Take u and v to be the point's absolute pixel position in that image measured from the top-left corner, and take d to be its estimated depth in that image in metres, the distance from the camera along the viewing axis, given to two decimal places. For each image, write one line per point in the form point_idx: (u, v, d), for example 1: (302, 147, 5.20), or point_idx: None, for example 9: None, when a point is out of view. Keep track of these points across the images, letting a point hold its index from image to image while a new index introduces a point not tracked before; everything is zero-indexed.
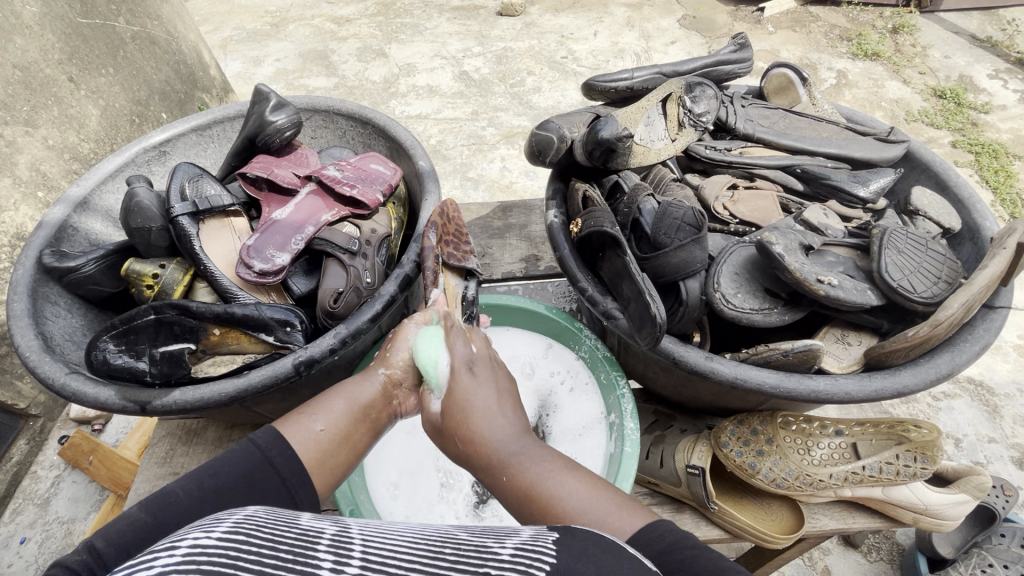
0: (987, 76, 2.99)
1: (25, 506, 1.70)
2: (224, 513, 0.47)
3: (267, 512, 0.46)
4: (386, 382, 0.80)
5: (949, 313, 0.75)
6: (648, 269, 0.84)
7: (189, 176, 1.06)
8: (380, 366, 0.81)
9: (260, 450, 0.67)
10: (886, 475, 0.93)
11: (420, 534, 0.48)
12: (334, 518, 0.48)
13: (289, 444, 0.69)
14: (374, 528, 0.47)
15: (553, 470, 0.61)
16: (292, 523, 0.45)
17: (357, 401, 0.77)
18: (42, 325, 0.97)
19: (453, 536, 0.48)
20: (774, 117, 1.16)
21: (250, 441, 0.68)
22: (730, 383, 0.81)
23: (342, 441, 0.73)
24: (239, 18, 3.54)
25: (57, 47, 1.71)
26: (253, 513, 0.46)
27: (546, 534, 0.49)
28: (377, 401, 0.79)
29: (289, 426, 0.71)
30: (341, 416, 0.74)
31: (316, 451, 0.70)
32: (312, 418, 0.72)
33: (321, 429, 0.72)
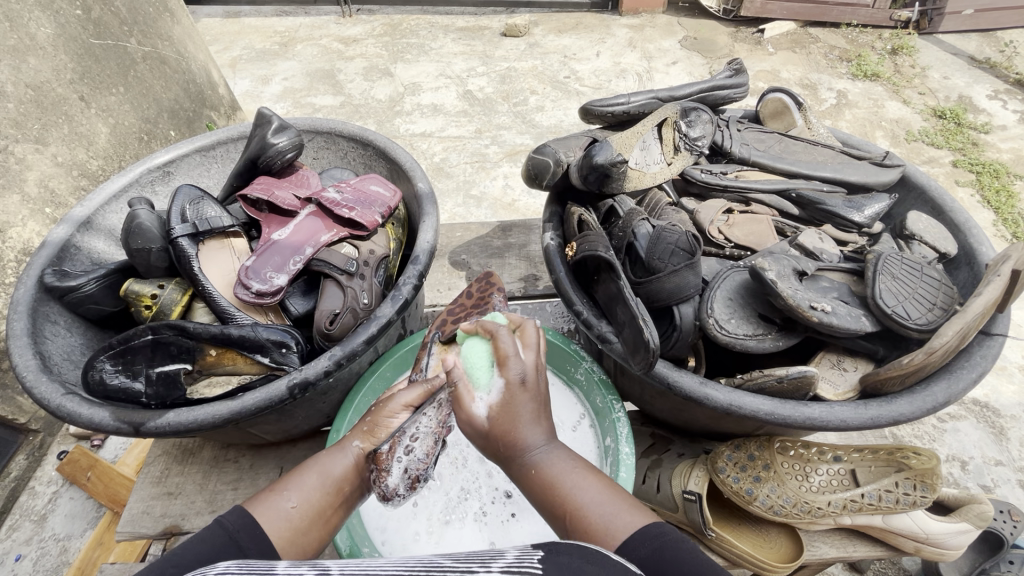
0: (987, 96, 3.01)
1: (21, 522, 1.70)
2: (198, 572, 0.48)
3: (240, 568, 0.48)
4: (361, 455, 0.76)
5: (944, 341, 0.74)
6: (643, 294, 0.84)
7: (190, 198, 1.07)
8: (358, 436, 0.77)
9: (225, 528, 0.62)
10: (885, 503, 0.91)
11: (402, 566, 0.49)
12: (311, 564, 0.49)
13: (261, 524, 0.65)
14: (354, 567, 0.48)
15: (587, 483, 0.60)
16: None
17: (330, 477, 0.73)
18: (41, 344, 0.98)
19: (435, 565, 0.47)
20: (770, 141, 1.18)
21: (217, 522, 0.63)
22: (723, 410, 0.81)
23: (314, 518, 0.69)
24: (249, 38, 3.62)
25: (69, 66, 1.75)
26: (226, 568, 0.48)
27: (531, 553, 0.47)
28: (351, 473, 0.75)
29: (259, 502, 0.68)
30: (316, 493, 0.71)
31: (289, 532, 0.67)
32: (283, 496, 0.69)
33: (294, 505, 0.69)
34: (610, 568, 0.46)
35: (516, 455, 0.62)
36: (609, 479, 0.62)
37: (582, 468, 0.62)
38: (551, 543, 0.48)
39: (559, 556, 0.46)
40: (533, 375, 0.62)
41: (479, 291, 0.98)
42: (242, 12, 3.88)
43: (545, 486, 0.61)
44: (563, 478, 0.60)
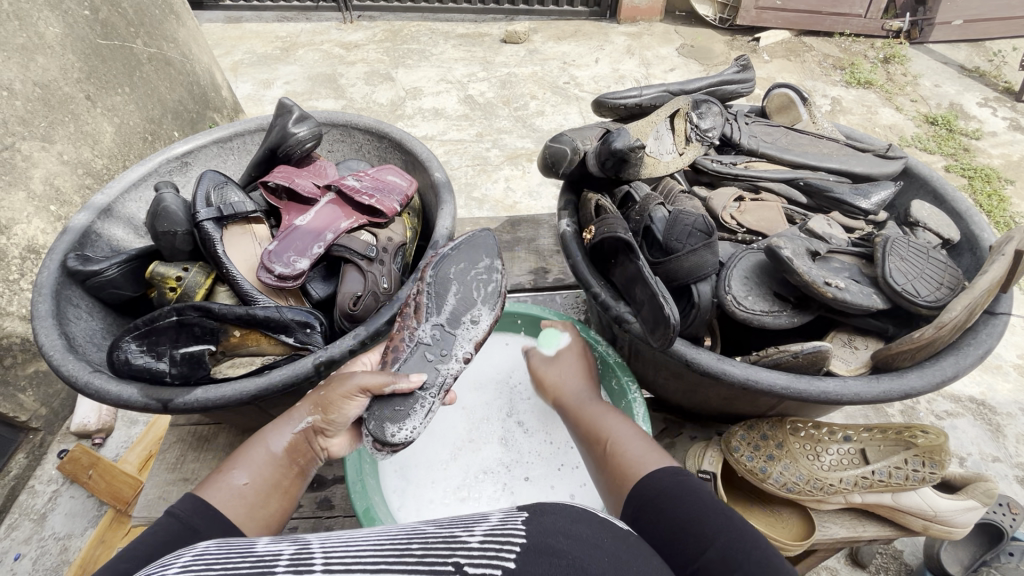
0: (977, 104, 3.09)
1: (21, 521, 1.69)
2: (175, 553, 0.47)
3: (219, 546, 0.47)
4: (312, 427, 0.81)
5: (953, 316, 0.77)
6: (661, 273, 0.87)
7: (214, 183, 1.09)
8: (306, 408, 0.81)
9: (179, 516, 0.62)
10: (895, 479, 0.94)
11: (387, 535, 0.48)
12: (290, 538, 0.47)
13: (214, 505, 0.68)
14: (336, 539, 0.47)
15: (629, 440, 0.76)
16: (247, 553, 0.45)
17: (277, 452, 0.78)
18: (65, 326, 0.99)
19: (421, 531, 0.48)
20: (776, 134, 1.21)
21: (170, 511, 0.63)
22: (741, 384, 0.83)
23: (270, 490, 0.74)
24: (250, 42, 3.65)
25: (76, 65, 1.76)
26: (204, 549, 0.47)
27: (516, 515, 0.49)
28: (300, 442, 0.80)
29: (211, 489, 0.71)
30: (267, 469, 0.76)
31: (245, 507, 0.71)
32: (232, 475, 0.73)
33: (246, 481, 0.73)
34: (596, 529, 0.47)
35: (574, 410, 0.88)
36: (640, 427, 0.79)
37: (621, 420, 0.81)
38: (537, 509, 0.49)
39: (544, 518, 0.48)
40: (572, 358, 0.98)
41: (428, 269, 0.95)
42: (243, 19, 3.91)
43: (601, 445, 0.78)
44: (604, 420, 0.82)
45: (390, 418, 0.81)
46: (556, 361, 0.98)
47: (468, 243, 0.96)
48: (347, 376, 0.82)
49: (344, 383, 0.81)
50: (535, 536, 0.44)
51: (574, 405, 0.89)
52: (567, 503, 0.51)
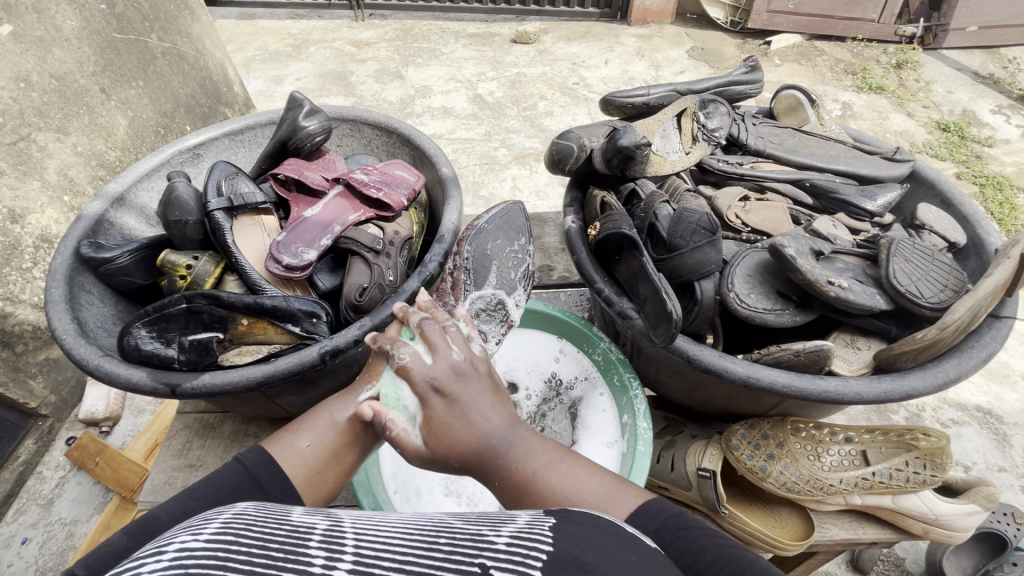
0: (990, 111, 3.06)
1: (29, 506, 1.72)
2: (214, 512, 0.49)
3: (258, 508, 0.49)
4: (376, 398, 0.76)
5: (956, 317, 0.77)
6: (664, 270, 0.87)
7: (225, 173, 1.11)
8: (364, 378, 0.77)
9: (245, 468, 0.68)
10: (895, 481, 0.94)
11: (412, 524, 0.49)
12: (325, 513, 0.50)
13: (276, 462, 0.70)
14: (368, 521, 0.48)
15: (548, 460, 0.62)
16: (283, 520, 0.46)
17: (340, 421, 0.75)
18: (77, 311, 1.01)
19: (446, 525, 0.49)
20: (783, 135, 1.22)
21: (239, 460, 0.69)
22: (742, 382, 0.84)
23: (327, 460, 0.73)
24: (262, 39, 3.68)
25: (92, 58, 1.79)
26: (243, 510, 0.48)
27: (542, 520, 0.50)
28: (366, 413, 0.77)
29: (277, 446, 0.72)
30: (329, 436, 0.74)
31: (303, 470, 0.71)
32: (298, 437, 0.74)
33: (306, 446, 0.73)
34: (620, 537, 0.48)
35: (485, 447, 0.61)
36: (586, 459, 0.63)
37: (557, 455, 0.63)
38: (564, 514, 0.50)
39: (567, 526, 0.48)
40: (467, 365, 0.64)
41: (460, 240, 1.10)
42: (256, 15, 3.94)
43: (519, 478, 0.60)
44: (529, 464, 0.61)
45: None
46: (458, 376, 0.63)
47: (503, 218, 1.13)
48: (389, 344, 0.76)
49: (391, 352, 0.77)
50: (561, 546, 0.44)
51: (498, 447, 0.61)
52: (592, 511, 0.51)
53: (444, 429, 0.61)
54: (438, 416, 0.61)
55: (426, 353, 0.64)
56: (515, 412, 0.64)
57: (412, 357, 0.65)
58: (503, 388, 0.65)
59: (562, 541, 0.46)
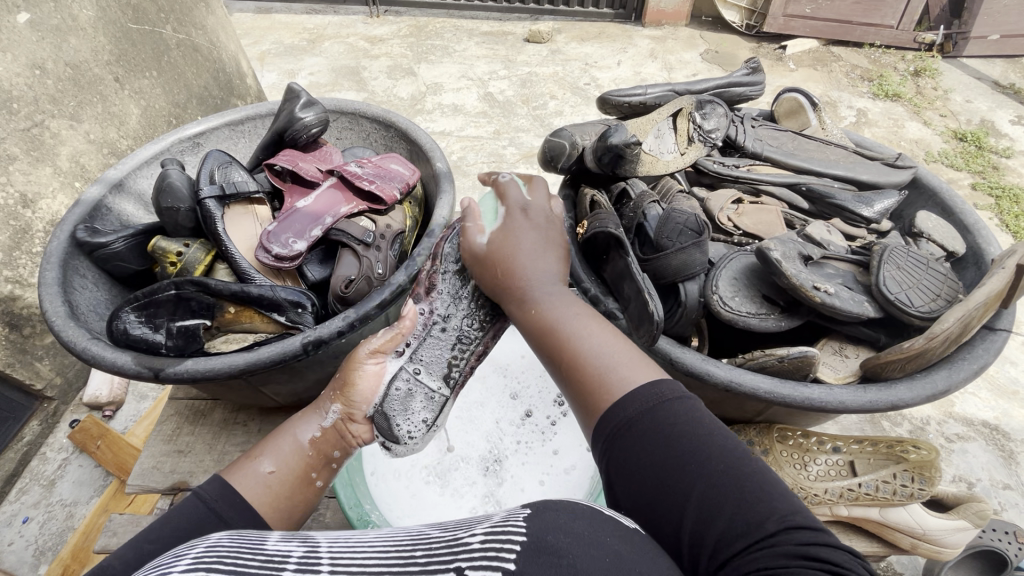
0: (1009, 121, 2.99)
1: (31, 486, 1.75)
2: (188, 544, 0.48)
3: (232, 539, 0.48)
4: (339, 420, 0.80)
5: (945, 327, 0.75)
6: (649, 270, 0.86)
7: (219, 162, 1.12)
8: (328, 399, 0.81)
9: (204, 500, 0.65)
10: (882, 493, 0.92)
11: (392, 540, 0.48)
12: (300, 536, 0.50)
13: (236, 489, 0.68)
14: (343, 542, 0.48)
15: (575, 313, 0.66)
16: (258, 549, 0.45)
17: (303, 446, 0.78)
18: (70, 294, 1.02)
19: (425, 536, 0.48)
20: (783, 139, 1.20)
21: (194, 494, 0.66)
22: (724, 386, 0.83)
23: (293, 482, 0.74)
24: (278, 33, 3.72)
25: (107, 48, 1.81)
26: (214, 543, 0.47)
27: (517, 513, 0.48)
28: (327, 437, 0.80)
29: (237, 473, 0.71)
30: (292, 458, 0.76)
31: (268, 496, 0.71)
32: (259, 462, 0.73)
33: (270, 469, 0.73)
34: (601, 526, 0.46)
35: (527, 286, 0.70)
36: (618, 329, 0.64)
37: (587, 310, 0.66)
38: (542, 504, 0.48)
39: (545, 514, 0.46)
40: (533, 211, 0.77)
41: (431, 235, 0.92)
42: (273, 9, 3.98)
43: (544, 324, 0.66)
44: (562, 318, 0.65)
45: (399, 414, 0.83)
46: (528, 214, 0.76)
47: None
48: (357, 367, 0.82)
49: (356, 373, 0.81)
50: (535, 535, 0.43)
51: (537, 292, 0.69)
52: (568, 500, 0.49)
53: (495, 261, 0.73)
54: (501, 245, 0.73)
55: (526, 190, 0.79)
56: (564, 277, 0.72)
57: (511, 188, 0.79)
58: (561, 248, 0.75)
59: (540, 533, 0.44)
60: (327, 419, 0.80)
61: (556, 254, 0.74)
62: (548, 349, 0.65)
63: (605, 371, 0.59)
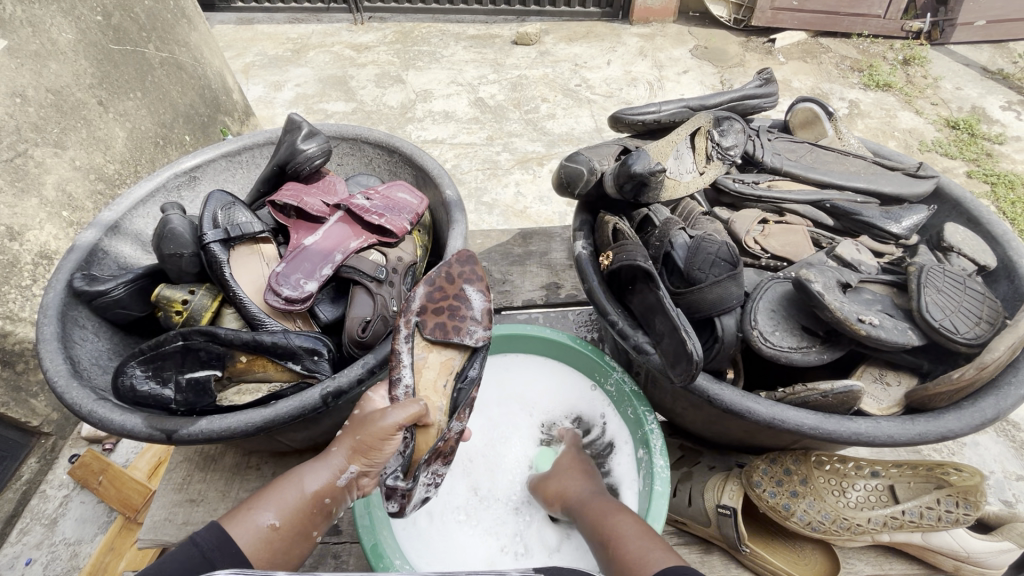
0: (1000, 107, 2.99)
1: (32, 526, 1.67)
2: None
3: None
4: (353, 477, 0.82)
5: (995, 356, 0.73)
6: (682, 305, 0.83)
7: (221, 204, 1.08)
8: (345, 456, 0.82)
9: (200, 549, 0.70)
10: (927, 520, 0.89)
11: None
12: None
13: (234, 540, 0.73)
14: None
15: (622, 522, 0.83)
16: None
17: (308, 493, 0.80)
18: (70, 349, 0.97)
19: None
20: (801, 151, 1.17)
21: (191, 540, 0.71)
22: (766, 423, 0.79)
23: (292, 533, 0.77)
24: (262, 44, 3.64)
25: (89, 71, 1.74)
26: None
27: None
28: (325, 489, 0.81)
29: (236, 522, 0.75)
30: (293, 508, 0.78)
31: (263, 548, 0.74)
32: (260, 513, 0.76)
33: (272, 522, 0.76)
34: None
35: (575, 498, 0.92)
36: (647, 527, 0.81)
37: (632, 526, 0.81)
38: None
39: None
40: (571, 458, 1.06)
41: (446, 279, 1.00)
42: (255, 19, 3.90)
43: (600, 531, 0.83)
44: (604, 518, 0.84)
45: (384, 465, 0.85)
46: (571, 459, 1.02)
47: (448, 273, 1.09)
48: (378, 419, 0.82)
49: (369, 431, 0.81)
50: None
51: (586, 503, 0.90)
52: None
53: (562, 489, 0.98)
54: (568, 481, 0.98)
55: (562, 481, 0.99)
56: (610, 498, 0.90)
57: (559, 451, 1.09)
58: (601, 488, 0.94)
59: None
60: (342, 479, 0.82)
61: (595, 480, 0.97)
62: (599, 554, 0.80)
63: (634, 557, 0.74)
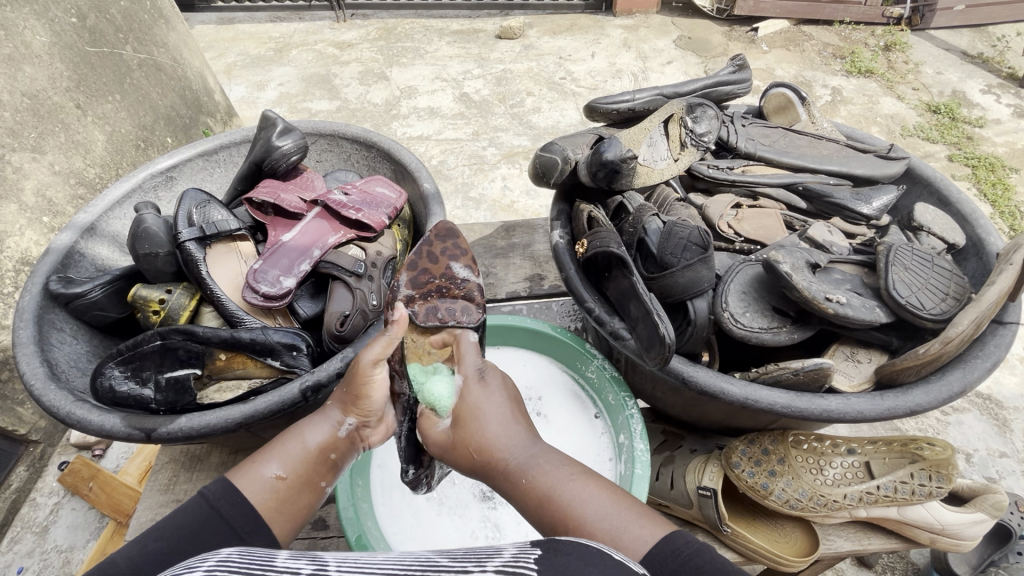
0: (980, 91, 3.03)
1: (23, 535, 1.66)
2: (200, 557, 0.46)
3: (242, 555, 0.46)
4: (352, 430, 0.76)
5: (960, 330, 0.74)
6: (656, 289, 0.84)
7: (196, 202, 1.07)
8: (341, 409, 0.76)
9: (207, 501, 0.65)
10: (901, 494, 0.91)
11: (401, 564, 0.47)
12: (311, 556, 0.47)
13: (241, 491, 0.66)
14: (354, 562, 0.47)
15: (569, 474, 0.64)
16: (267, 565, 0.45)
17: (311, 446, 0.73)
18: (48, 352, 0.96)
19: (434, 563, 0.47)
20: (775, 136, 1.17)
21: (199, 495, 0.65)
22: (740, 404, 0.81)
23: (300, 486, 0.70)
24: (244, 44, 3.61)
25: (65, 74, 1.72)
26: (227, 557, 0.45)
27: (528, 551, 0.46)
28: (330, 440, 0.75)
29: (243, 474, 0.68)
30: (297, 461, 0.72)
31: (274, 500, 0.68)
32: (264, 464, 0.70)
33: (277, 474, 0.69)
34: (607, 569, 0.44)
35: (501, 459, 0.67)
36: (614, 486, 0.63)
37: (577, 473, 0.64)
38: (551, 544, 0.47)
39: (557, 558, 0.45)
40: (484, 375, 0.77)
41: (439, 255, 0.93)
42: (236, 20, 3.86)
43: (537, 492, 0.63)
44: (552, 477, 0.63)
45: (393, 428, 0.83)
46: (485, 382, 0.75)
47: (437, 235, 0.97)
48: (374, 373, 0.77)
49: (369, 389, 0.76)
50: None
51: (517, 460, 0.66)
52: (582, 541, 0.48)
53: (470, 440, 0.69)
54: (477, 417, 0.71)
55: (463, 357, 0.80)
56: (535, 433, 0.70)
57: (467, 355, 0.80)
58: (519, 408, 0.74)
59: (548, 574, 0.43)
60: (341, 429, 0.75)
61: (524, 423, 0.71)
62: (543, 521, 0.62)
63: (616, 536, 0.57)
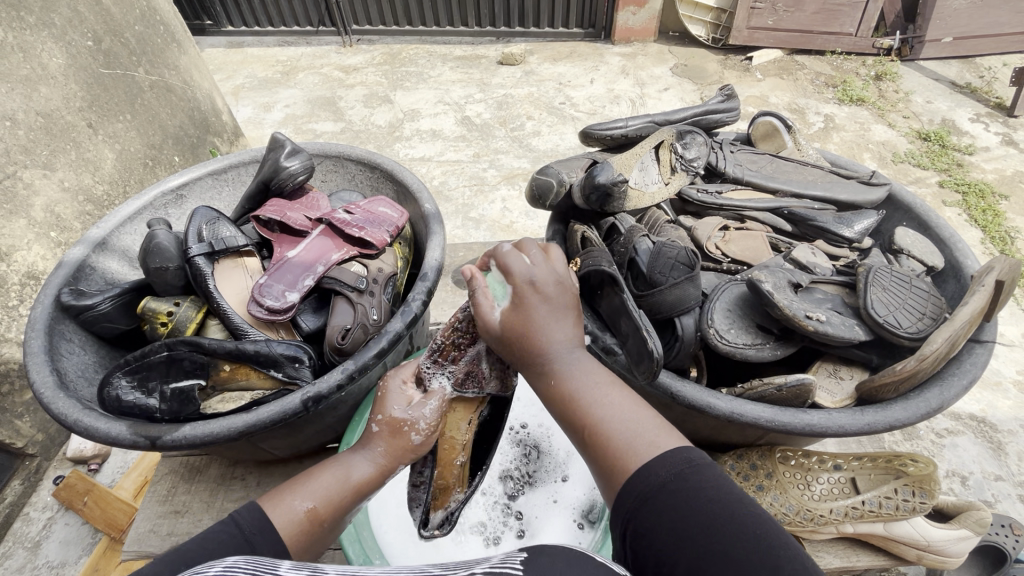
0: (969, 120, 3.11)
1: (15, 550, 1.66)
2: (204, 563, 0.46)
3: (247, 563, 0.47)
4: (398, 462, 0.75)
5: (934, 348, 0.77)
6: (644, 307, 0.88)
7: (206, 219, 1.12)
8: (389, 448, 0.74)
9: (240, 530, 0.62)
10: (885, 509, 0.94)
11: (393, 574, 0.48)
12: (312, 565, 0.48)
13: (275, 524, 0.65)
14: None
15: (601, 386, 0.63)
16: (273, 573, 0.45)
17: (351, 481, 0.72)
18: (57, 361, 0.99)
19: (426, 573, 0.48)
20: (762, 162, 1.23)
21: (233, 520, 0.63)
22: (726, 418, 0.84)
23: (329, 522, 0.70)
24: (252, 66, 3.72)
25: (79, 95, 1.79)
26: (233, 563, 0.46)
27: (515, 556, 0.48)
28: (372, 478, 0.74)
29: (278, 506, 0.67)
30: (332, 497, 0.71)
31: (304, 536, 0.67)
32: (299, 498, 0.69)
33: (309, 508, 0.68)
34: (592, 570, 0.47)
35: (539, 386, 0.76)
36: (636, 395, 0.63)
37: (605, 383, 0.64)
38: (538, 548, 0.48)
39: (543, 559, 0.47)
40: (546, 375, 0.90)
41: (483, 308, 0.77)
42: (244, 43, 3.98)
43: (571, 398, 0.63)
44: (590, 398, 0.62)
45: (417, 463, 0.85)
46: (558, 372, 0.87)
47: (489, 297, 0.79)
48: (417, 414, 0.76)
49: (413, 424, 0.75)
50: None
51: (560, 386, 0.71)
52: (572, 549, 0.49)
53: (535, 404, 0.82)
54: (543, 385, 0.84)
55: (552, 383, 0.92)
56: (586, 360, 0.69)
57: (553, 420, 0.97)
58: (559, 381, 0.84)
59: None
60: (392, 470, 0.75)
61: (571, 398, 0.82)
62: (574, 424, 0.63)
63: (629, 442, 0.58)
